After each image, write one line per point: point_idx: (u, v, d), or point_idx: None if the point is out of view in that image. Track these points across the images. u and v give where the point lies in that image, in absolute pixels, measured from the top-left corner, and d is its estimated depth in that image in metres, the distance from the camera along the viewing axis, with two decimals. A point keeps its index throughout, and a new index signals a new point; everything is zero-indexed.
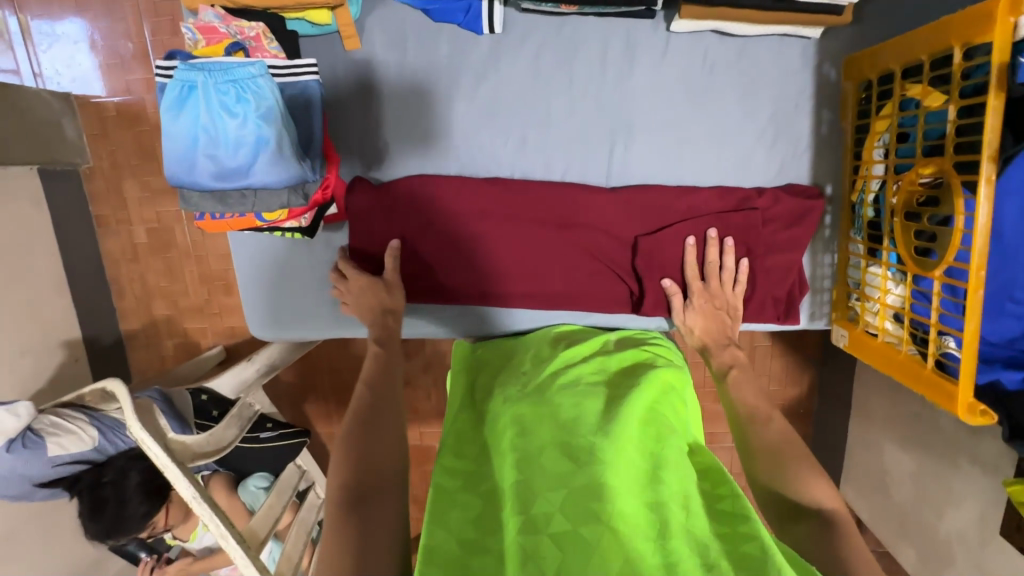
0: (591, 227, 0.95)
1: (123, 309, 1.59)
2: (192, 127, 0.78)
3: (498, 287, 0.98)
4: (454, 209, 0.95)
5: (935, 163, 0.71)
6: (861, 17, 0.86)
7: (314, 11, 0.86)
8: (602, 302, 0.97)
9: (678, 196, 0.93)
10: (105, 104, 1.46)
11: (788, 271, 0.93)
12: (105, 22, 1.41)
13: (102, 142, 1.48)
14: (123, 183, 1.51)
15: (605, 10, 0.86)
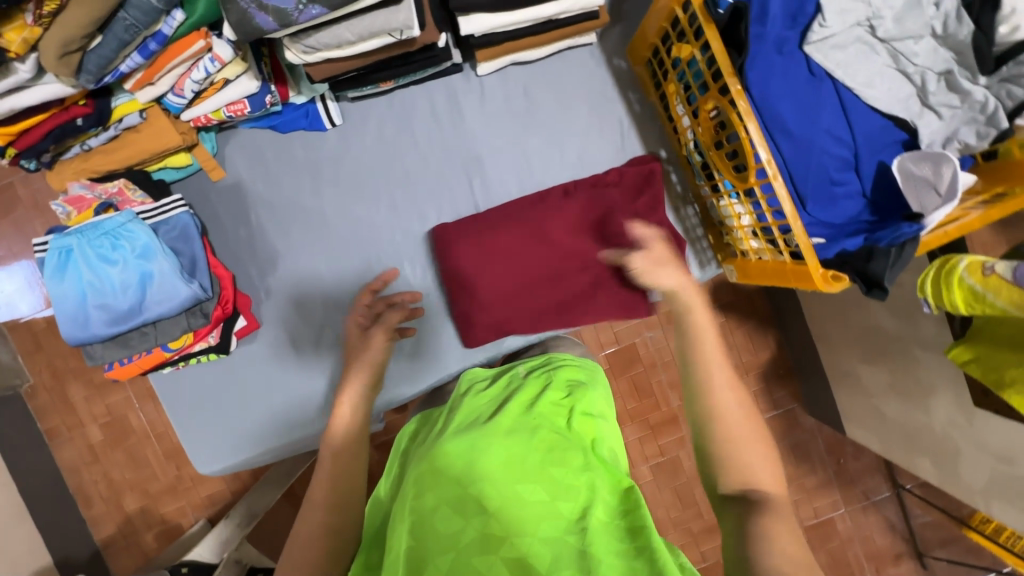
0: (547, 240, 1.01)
1: (94, 518, 1.53)
2: (78, 286, 0.84)
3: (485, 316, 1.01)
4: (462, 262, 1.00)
5: (709, 97, 0.82)
6: (624, 16, 1.03)
7: (174, 157, 0.97)
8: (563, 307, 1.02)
9: (539, 197, 1.02)
10: (34, 319, 1.50)
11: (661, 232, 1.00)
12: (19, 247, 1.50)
13: (38, 356, 1.50)
14: (68, 387, 1.52)
15: (417, 77, 1.00)
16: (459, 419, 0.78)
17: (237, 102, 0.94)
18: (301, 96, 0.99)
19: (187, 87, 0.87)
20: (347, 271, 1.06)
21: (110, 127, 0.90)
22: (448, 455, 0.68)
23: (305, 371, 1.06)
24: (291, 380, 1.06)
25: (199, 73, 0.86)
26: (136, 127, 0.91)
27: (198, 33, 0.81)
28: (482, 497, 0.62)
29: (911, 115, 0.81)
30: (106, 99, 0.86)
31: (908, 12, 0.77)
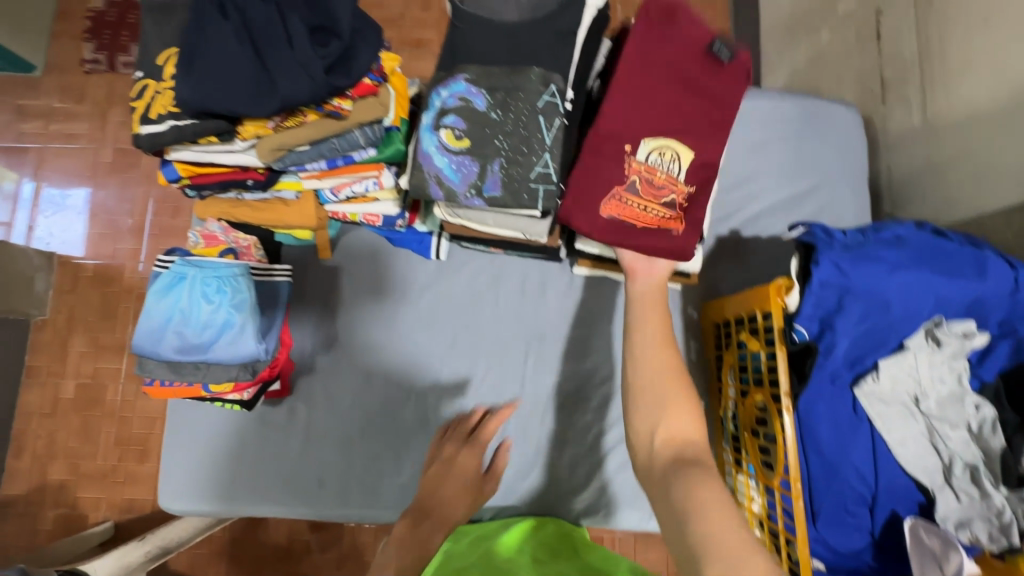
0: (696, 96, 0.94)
1: (15, 470, 1.49)
2: (172, 308, 0.94)
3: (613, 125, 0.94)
4: (624, 122, 0.92)
5: (761, 392, 0.90)
6: (710, 278, 1.17)
7: (300, 231, 1.11)
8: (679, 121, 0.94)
9: (676, 56, 0.94)
10: (84, 265, 1.59)
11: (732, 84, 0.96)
12: (113, 200, 1.64)
13: (68, 297, 1.58)
14: (72, 337, 1.56)
15: (523, 255, 1.15)
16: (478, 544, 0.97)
17: (374, 215, 1.09)
18: (423, 226, 1.13)
19: (344, 192, 1.02)
20: (383, 367, 1.14)
21: (268, 192, 1.05)
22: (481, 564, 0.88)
23: (297, 328, 1.14)
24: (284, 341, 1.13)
25: (360, 187, 1.01)
26: (287, 200, 1.06)
27: (377, 165, 0.98)
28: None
29: (933, 486, 0.87)
30: (279, 176, 1.01)
31: (945, 404, 0.86)
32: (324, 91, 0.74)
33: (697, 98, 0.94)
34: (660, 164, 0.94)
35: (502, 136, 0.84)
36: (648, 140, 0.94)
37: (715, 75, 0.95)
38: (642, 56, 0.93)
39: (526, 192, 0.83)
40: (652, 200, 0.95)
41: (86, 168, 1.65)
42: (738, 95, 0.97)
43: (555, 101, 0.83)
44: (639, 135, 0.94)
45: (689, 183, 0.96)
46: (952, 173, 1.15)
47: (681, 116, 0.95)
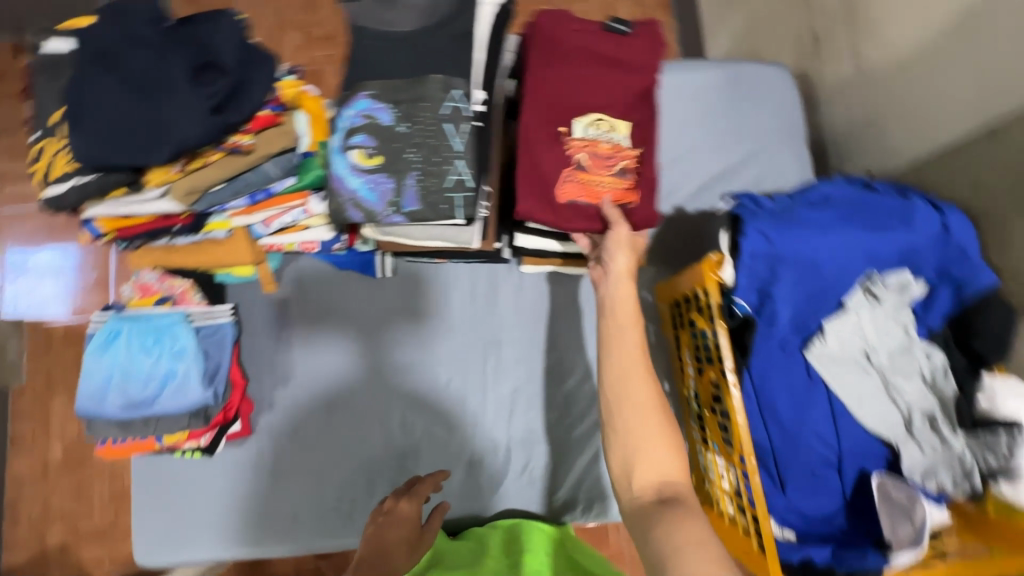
0: (619, 67, 0.96)
1: (11, 539, 1.45)
2: (110, 367, 0.92)
3: (543, 109, 0.94)
4: (552, 105, 0.94)
5: (712, 369, 0.90)
6: (660, 259, 1.16)
7: (240, 268, 1.09)
8: (606, 90, 0.95)
9: (594, 40, 0.96)
10: (56, 326, 1.54)
11: (648, 53, 0.97)
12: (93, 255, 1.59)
13: (42, 358, 1.52)
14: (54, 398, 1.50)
15: (469, 261, 1.13)
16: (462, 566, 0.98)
17: (311, 241, 1.07)
18: (365, 247, 1.09)
19: (275, 223, 1.01)
20: (352, 389, 1.13)
21: (200, 234, 1.03)
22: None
23: (325, 352, 1.14)
24: (307, 364, 1.13)
25: (289, 217, 1.00)
26: (219, 239, 1.04)
27: (301, 194, 0.96)
28: None
29: (896, 439, 0.85)
30: (205, 217, 0.99)
31: (897, 355, 0.85)
32: (216, 130, 0.73)
33: (618, 72, 0.96)
34: (600, 136, 0.94)
35: (412, 149, 0.82)
36: (582, 116, 0.94)
37: (625, 51, 0.96)
38: (558, 33, 0.95)
39: (444, 203, 0.82)
40: (603, 172, 0.94)
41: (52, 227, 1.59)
42: (654, 62, 0.97)
43: (460, 105, 0.81)
44: (572, 115, 0.94)
45: (636, 145, 0.95)
46: (890, 121, 1.13)
47: (609, 90, 0.95)
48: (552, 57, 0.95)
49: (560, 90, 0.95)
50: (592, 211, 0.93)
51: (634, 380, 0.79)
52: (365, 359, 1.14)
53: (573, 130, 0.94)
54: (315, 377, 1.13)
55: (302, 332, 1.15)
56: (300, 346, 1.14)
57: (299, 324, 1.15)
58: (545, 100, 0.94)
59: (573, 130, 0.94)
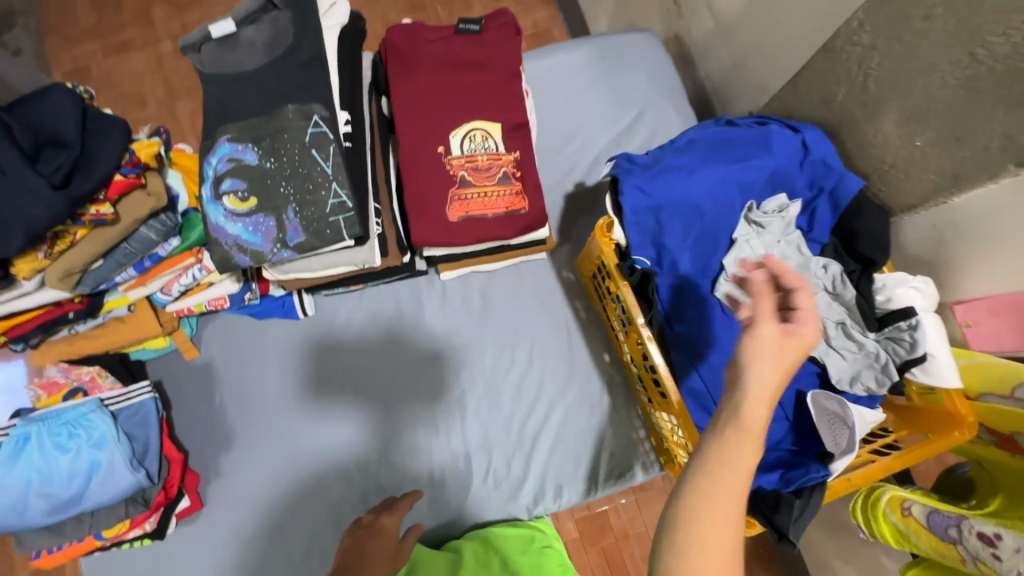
0: (478, 69, 0.97)
1: None
2: (26, 473, 0.87)
3: (414, 134, 0.95)
4: (421, 124, 0.95)
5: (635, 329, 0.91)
6: (573, 235, 1.17)
7: (153, 340, 1.06)
8: (472, 96, 0.96)
9: (447, 49, 0.97)
10: None
11: (505, 46, 0.98)
12: None
13: None
14: None
15: (386, 280, 1.13)
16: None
17: (219, 297, 1.05)
18: (279, 290, 1.08)
19: (175, 288, 0.98)
20: (308, 442, 1.10)
21: (100, 317, 1.00)
22: None
23: (329, 401, 1.11)
24: (315, 416, 1.10)
25: (188, 278, 0.98)
26: (122, 317, 1.01)
27: (192, 251, 0.93)
28: None
29: (819, 352, 0.89)
30: (100, 297, 0.96)
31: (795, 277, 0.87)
32: (66, 207, 0.70)
33: (478, 74, 0.97)
34: (477, 148, 0.95)
35: (284, 182, 0.81)
36: (455, 129, 0.95)
37: (481, 49, 0.98)
38: (410, 51, 0.96)
39: (328, 227, 0.81)
40: (488, 184, 0.95)
41: None
42: (512, 54, 0.99)
43: (322, 130, 0.81)
44: (445, 130, 0.95)
45: (513, 148, 0.98)
46: (754, 59, 1.18)
47: (474, 94, 0.96)
48: (410, 76, 0.96)
49: (424, 104, 0.95)
50: (485, 222, 0.96)
51: (733, 466, 0.48)
52: (369, 424, 1.10)
53: (450, 151, 0.95)
54: (325, 428, 1.10)
55: (304, 386, 1.12)
56: (303, 401, 1.11)
57: (307, 385, 1.12)
58: (412, 119, 0.95)
59: (450, 151, 0.95)
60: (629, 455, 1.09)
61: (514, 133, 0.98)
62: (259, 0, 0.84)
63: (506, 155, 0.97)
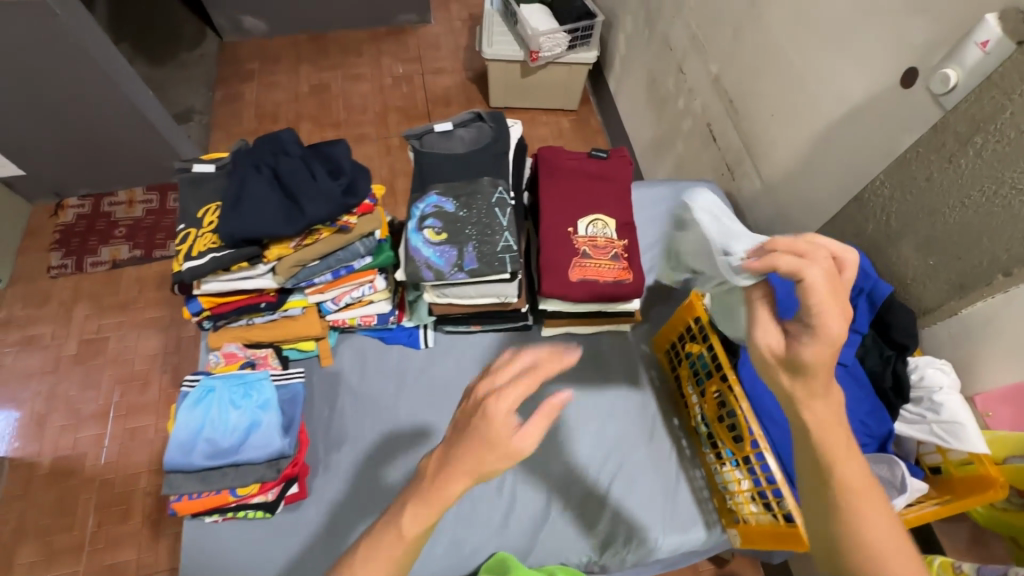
0: (603, 181, 1.35)
1: None
2: (202, 418, 1.04)
3: (553, 215, 1.28)
4: (559, 209, 1.29)
5: (715, 382, 1.13)
6: (651, 318, 1.44)
7: (305, 342, 1.28)
8: (597, 197, 1.32)
9: (582, 164, 1.36)
10: (38, 464, 1.88)
11: (623, 170, 1.37)
12: (77, 399, 1.98)
13: (19, 500, 1.83)
14: (22, 546, 1.76)
15: (499, 327, 1.37)
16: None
17: (370, 315, 1.30)
18: (411, 321, 1.35)
19: (344, 299, 1.24)
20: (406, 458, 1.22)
21: (277, 313, 1.23)
22: None
23: (429, 420, 1.28)
24: (413, 428, 1.26)
25: (357, 293, 1.24)
26: (294, 316, 1.24)
27: (372, 271, 1.22)
28: None
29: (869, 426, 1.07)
30: (287, 295, 1.21)
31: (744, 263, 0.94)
32: (339, 209, 1.01)
33: (603, 184, 1.34)
34: (598, 232, 1.28)
35: (471, 226, 1.12)
36: (583, 217, 1.29)
37: (606, 169, 1.36)
38: (557, 161, 1.35)
39: (497, 260, 1.09)
40: (603, 258, 1.26)
41: (48, 367, 2.03)
42: (627, 176, 1.37)
43: (505, 196, 1.15)
44: (576, 217, 1.29)
45: (623, 237, 1.30)
46: (794, 211, 1.57)
47: (599, 197, 1.32)
48: (555, 177, 1.33)
49: (563, 197, 1.31)
50: (598, 285, 1.23)
51: (869, 519, 0.65)
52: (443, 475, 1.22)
53: (578, 231, 1.27)
54: (422, 443, 1.25)
55: (409, 404, 1.29)
56: (407, 416, 1.28)
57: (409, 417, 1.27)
58: (553, 205, 1.29)
59: (578, 231, 1.27)
60: (693, 512, 1.20)
61: (625, 228, 1.31)
62: (472, 114, 1.25)
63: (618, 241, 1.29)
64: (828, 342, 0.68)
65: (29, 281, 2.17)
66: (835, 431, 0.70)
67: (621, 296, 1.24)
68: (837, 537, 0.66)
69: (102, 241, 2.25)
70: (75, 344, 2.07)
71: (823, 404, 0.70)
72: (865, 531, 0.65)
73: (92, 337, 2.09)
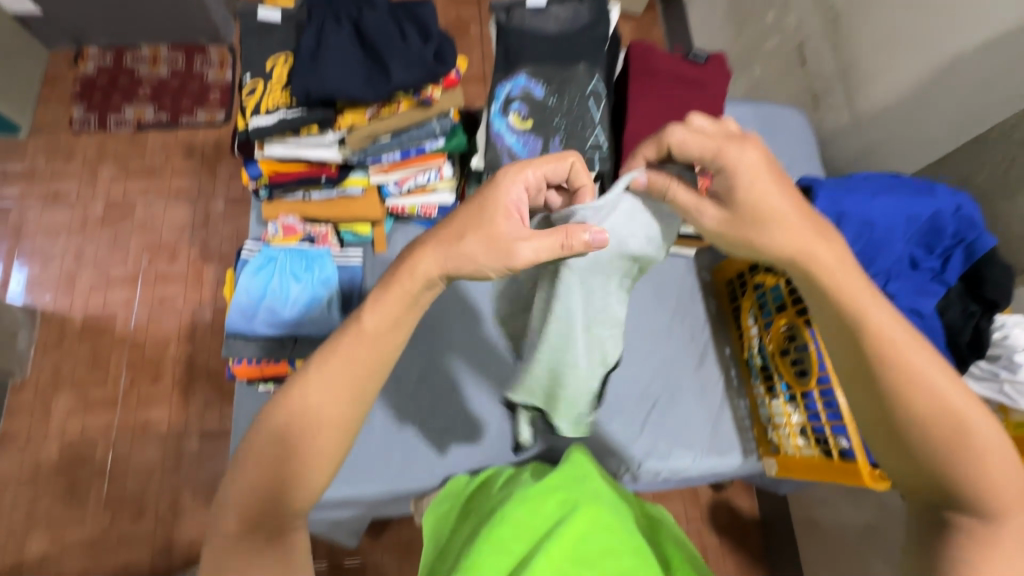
0: (696, 89, 1.23)
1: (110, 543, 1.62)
2: (264, 286, 1.02)
3: (639, 120, 1.18)
4: (648, 115, 1.18)
5: (785, 315, 1.10)
6: (716, 246, 1.37)
7: (361, 225, 1.21)
8: (689, 106, 1.21)
9: (676, 66, 1.23)
10: (70, 319, 1.90)
11: (718, 81, 1.24)
12: (102, 262, 1.96)
13: (53, 351, 1.86)
14: (58, 393, 1.82)
15: None
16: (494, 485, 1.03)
17: (432, 205, 1.22)
18: None
19: (407, 184, 1.16)
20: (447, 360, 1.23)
21: (336, 190, 1.16)
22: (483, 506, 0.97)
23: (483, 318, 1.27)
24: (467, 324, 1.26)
25: (422, 177, 1.16)
26: (353, 197, 1.17)
27: (441, 155, 1.14)
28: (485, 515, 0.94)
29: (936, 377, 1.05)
30: (348, 172, 1.14)
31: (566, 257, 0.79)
32: (428, 76, 0.91)
33: (697, 92, 1.22)
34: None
35: (559, 117, 1.03)
36: (672, 125, 1.18)
37: (701, 76, 1.24)
38: (650, 60, 1.22)
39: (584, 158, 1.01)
40: None
41: (74, 224, 1.98)
42: (722, 87, 1.24)
43: (600, 90, 1.04)
44: (664, 125, 1.18)
45: None
46: (883, 152, 1.45)
47: (690, 106, 1.21)
48: (645, 79, 1.21)
49: (652, 101, 1.19)
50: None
51: (912, 361, 0.69)
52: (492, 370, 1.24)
53: None
54: (474, 339, 1.25)
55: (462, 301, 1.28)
56: (460, 311, 1.27)
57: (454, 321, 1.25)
58: (640, 109, 1.18)
59: None
60: (732, 438, 1.23)
61: None
62: None
63: None
64: (749, 168, 0.72)
65: (51, 131, 2.06)
66: (849, 279, 0.73)
67: None
68: (895, 413, 0.70)
69: (125, 99, 2.10)
70: (101, 205, 2.01)
71: (830, 250, 0.73)
72: (900, 374, 0.69)
73: (118, 200, 2.02)
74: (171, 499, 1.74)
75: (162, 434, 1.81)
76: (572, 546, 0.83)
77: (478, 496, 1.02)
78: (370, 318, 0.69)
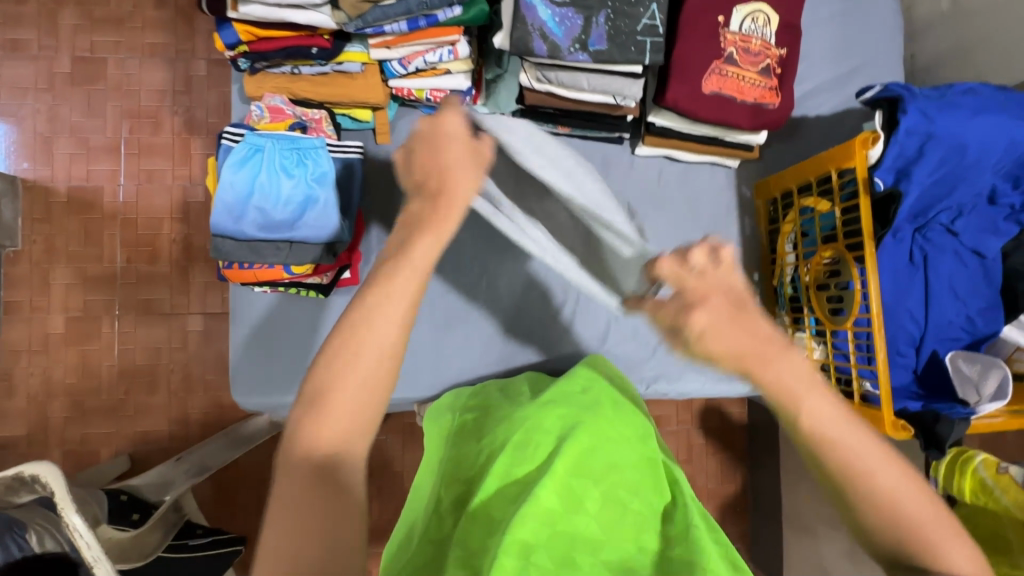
0: None
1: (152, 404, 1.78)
2: (250, 181, 0.89)
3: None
4: None
5: (833, 248, 0.99)
6: (765, 156, 1.20)
7: (359, 110, 1.06)
8: None
9: None
10: (53, 190, 1.77)
11: None
12: (79, 127, 1.77)
13: (42, 224, 1.76)
14: (55, 267, 1.77)
15: (588, 133, 1.14)
16: (503, 407, 0.96)
17: (441, 91, 1.04)
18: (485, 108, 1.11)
19: (415, 62, 0.97)
20: (455, 270, 1.15)
21: (329, 65, 0.98)
22: (487, 431, 0.90)
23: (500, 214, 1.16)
24: (480, 228, 1.15)
25: (433, 56, 0.97)
26: (351, 74, 1.00)
27: (457, 29, 0.93)
28: (490, 441, 0.88)
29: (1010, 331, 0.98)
30: (343, 44, 0.95)
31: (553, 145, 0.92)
32: None
33: None
34: (755, 31, 0.98)
35: None
36: (741, 5, 0.97)
37: None
38: None
39: (633, 45, 0.85)
40: (750, 69, 0.98)
41: (40, 81, 1.76)
42: None
43: None
44: (732, 4, 0.96)
45: (781, 45, 1.01)
46: (981, 53, 1.21)
47: None
48: None
49: None
50: (731, 105, 0.99)
51: (807, 407, 0.59)
52: (507, 271, 1.16)
53: (730, 22, 0.96)
54: (488, 242, 1.16)
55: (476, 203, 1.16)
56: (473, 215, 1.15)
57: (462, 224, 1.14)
58: None
59: (730, 22, 0.96)
60: None
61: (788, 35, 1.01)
62: None
63: (772, 49, 1.00)
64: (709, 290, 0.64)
65: None
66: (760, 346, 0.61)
67: (753, 123, 1.01)
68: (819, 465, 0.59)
69: None
70: (67, 60, 1.77)
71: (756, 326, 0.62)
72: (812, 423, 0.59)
73: (86, 54, 1.77)
74: (181, 377, 1.78)
75: (166, 314, 1.79)
76: (577, 460, 0.80)
77: (482, 410, 0.98)
78: (417, 247, 0.63)
